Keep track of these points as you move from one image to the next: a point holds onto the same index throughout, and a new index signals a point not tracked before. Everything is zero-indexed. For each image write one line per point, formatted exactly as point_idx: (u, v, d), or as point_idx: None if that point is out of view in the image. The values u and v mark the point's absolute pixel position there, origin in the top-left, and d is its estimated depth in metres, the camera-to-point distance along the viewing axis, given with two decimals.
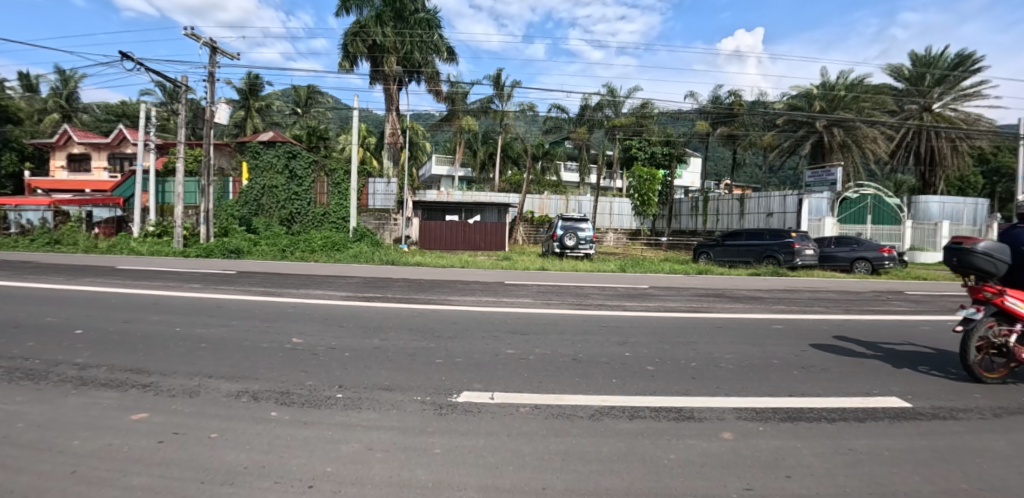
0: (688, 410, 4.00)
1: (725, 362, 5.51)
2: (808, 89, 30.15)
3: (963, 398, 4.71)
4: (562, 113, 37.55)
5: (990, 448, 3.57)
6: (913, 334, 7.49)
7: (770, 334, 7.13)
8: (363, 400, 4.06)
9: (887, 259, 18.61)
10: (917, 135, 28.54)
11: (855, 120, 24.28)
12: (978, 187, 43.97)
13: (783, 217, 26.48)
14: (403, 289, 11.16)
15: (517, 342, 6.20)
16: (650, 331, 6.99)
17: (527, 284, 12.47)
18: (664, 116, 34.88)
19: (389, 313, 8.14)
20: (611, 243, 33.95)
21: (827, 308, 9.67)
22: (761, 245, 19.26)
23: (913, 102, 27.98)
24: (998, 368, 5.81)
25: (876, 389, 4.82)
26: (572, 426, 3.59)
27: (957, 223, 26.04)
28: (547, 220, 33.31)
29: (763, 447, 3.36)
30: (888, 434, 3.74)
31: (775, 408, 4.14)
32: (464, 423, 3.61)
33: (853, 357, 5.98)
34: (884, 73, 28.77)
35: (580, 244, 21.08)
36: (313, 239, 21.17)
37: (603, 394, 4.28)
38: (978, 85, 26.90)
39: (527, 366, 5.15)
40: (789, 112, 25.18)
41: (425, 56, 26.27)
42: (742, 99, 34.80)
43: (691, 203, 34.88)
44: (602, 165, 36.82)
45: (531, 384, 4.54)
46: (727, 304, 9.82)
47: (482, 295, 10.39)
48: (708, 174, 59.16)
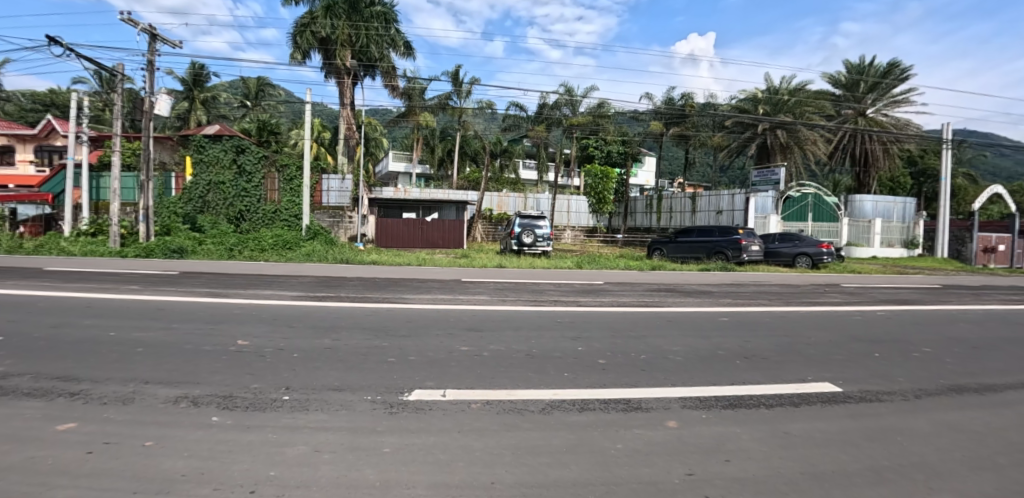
0: (637, 401, 4.12)
1: (674, 354, 5.72)
2: (753, 93, 31.49)
3: (887, 381, 5.08)
4: (520, 111, 38.52)
5: (910, 428, 3.87)
6: (845, 323, 8.01)
7: (717, 325, 7.44)
8: (312, 401, 3.97)
9: (825, 255, 19.85)
10: (853, 137, 30.30)
11: (797, 124, 25.24)
12: (906, 186, 47.49)
13: (731, 215, 27.59)
14: (357, 288, 10.92)
15: (471, 339, 6.20)
16: (604, 325, 7.15)
17: (484, 281, 12.48)
18: (620, 115, 35.69)
19: (341, 312, 7.96)
20: (569, 240, 34.53)
21: (770, 301, 10.19)
22: (711, 242, 19.99)
23: (850, 107, 29.81)
24: (920, 354, 6.27)
25: (810, 375, 5.11)
26: (523, 420, 3.63)
27: (888, 220, 27.97)
28: (505, 218, 33.33)
29: (705, 434, 3.51)
30: (821, 418, 3.99)
31: (717, 396, 4.32)
32: (416, 421, 3.58)
33: (791, 347, 6.32)
34: (823, 80, 30.54)
35: (537, 241, 21.22)
36: (263, 237, 20.41)
37: (555, 388, 4.35)
38: (907, 93, 28.97)
39: (481, 362, 5.16)
40: (738, 116, 26.14)
41: (381, 50, 25.72)
42: (694, 101, 35.90)
43: (646, 200, 35.53)
44: (560, 161, 37.24)
45: (484, 379, 4.55)
46: (677, 298, 10.18)
47: (438, 293, 10.29)
48: (662, 173, 60.97)
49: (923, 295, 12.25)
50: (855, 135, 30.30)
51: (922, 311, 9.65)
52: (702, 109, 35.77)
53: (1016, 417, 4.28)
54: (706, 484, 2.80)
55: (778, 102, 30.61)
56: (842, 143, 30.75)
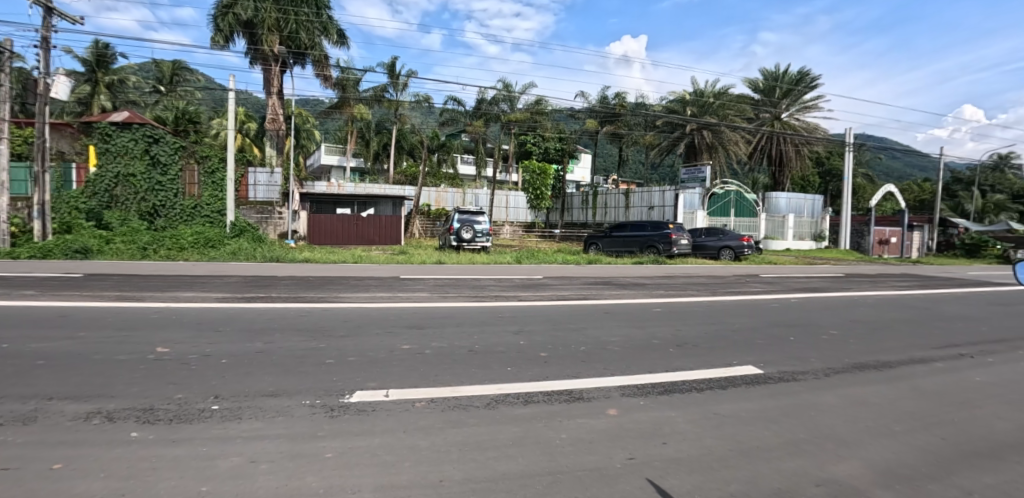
0: (579, 391, 4.24)
1: (612, 344, 5.94)
2: (682, 94, 33.19)
3: (801, 362, 5.55)
4: (459, 105, 38.27)
5: (823, 403, 4.28)
6: (764, 311, 8.66)
7: (650, 316, 7.79)
8: (244, 409, 3.75)
9: (745, 247, 21.41)
10: (770, 139, 32.65)
11: (721, 126, 26.88)
12: (814, 184, 51.98)
13: (662, 210, 28.92)
14: (289, 288, 10.40)
15: (412, 336, 6.11)
16: (544, 319, 7.27)
17: (423, 278, 12.30)
18: (557, 113, 36.32)
19: (272, 314, 7.56)
20: (507, 236, 34.75)
21: (698, 291, 10.82)
22: (643, 236, 20.84)
23: (766, 111, 32.17)
24: (828, 336, 6.91)
25: (735, 360, 5.49)
26: (469, 416, 3.64)
27: (799, 216, 30.41)
28: (443, 213, 33.02)
29: (644, 420, 3.69)
30: (746, 398, 4.31)
31: (653, 383, 4.53)
32: (358, 422, 3.50)
33: (718, 334, 6.75)
34: (744, 85, 32.60)
35: (476, 237, 21.21)
36: (182, 235, 18.97)
37: (499, 383, 4.39)
38: (816, 99, 31.61)
39: (424, 360, 5.10)
40: (668, 116, 27.41)
41: (311, 38, 24.53)
42: (626, 101, 37.15)
43: (582, 196, 36.41)
44: (498, 157, 37.39)
45: (427, 377, 4.51)
46: (613, 291, 10.56)
47: (376, 291, 10.02)
48: (598, 170, 62.81)
49: (831, 283, 13.48)
50: (772, 137, 32.68)
51: (829, 298, 10.62)
52: (634, 109, 37.12)
53: (906, 389, 4.84)
54: (645, 466, 2.94)
55: (704, 105, 32.43)
56: (761, 144, 33.09)
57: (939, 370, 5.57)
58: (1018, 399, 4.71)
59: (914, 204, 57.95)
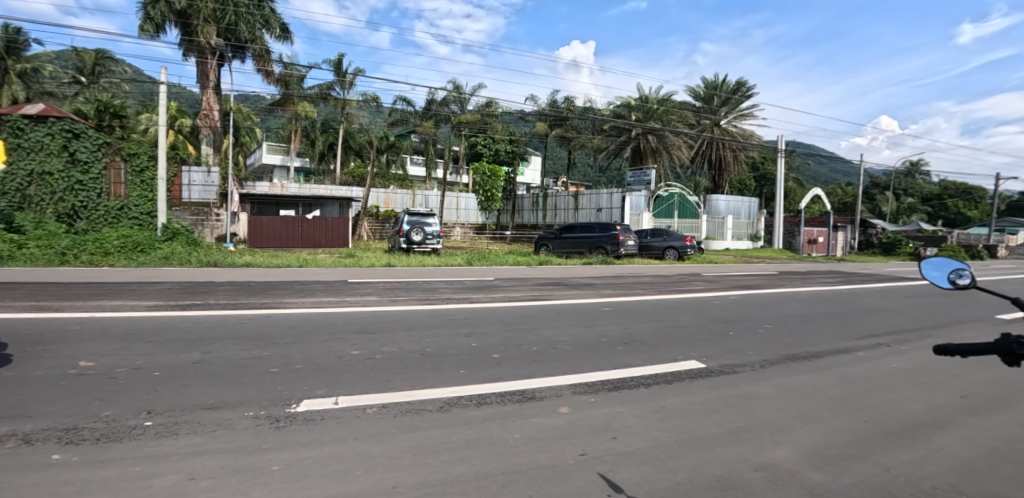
0: (531, 390, 4.30)
1: (562, 343, 6.05)
2: (627, 100, 34.21)
3: (740, 355, 5.88)
4: (408, 105, 37.77)
5: (759, 393, 4.55)
6: (706, 308, 9.08)
7: (600, 315, 7.99)
8: (182, 424, 3.54)
9: (688, 247, 22.31)
10: (709, 144, 34.36)
11: (665, 131, 27.99)
12: (750, 188, 55.06)
13: (610, 212, 29.69)
14: (229, 294, 9.87)
15: (362, 341, 5.97)
16: (496, 320, 7.31)
17: (372, 281, 12.03)
18: (507, 115, 36.56)
19: (211, 321, 7.16)
20: (458, 238, 34.56)
21: (644, 290, 11.20)
22: (592, 237, 21.34)
23: (706, 118, 33.85)
24: (763, 330, 7.34)
25: (680, 355, 5.74)
26: (422, 420, 3.61)
27: (737, 217, 32.08)
28: (392, 215, 32.39)
29: (594, 416, 3.79)
30: (689, 391, 4.51)
31: (602, 380, 4.66)
32: (306, 432, 3.39)
33: (664, 331, 7.02)
34: (685, 93, 34.07)
35: (426, 239, 20.96)
36: (107, 238, 17.66)
37: (452, 385, 4.38)
38: (751, 107, 33.51)
39: (374, 365, 5.00)
40: (616, 120, 28.21)
41: (253, 30, 23.42)
42: (574, 105, 37.94)
43: (532, 198, 36.69)
44: (449, 158, 37.15)
45: (378, 382, 4.44)
46: (564, 291, 10.75)
47: (323, 296, 9.71)
48: (547, 172, 63.74)
49: (766, 281, 14.31)
50: (711, 143, 34.38)
51: (764, 294, 11.28)
52: (581, 113, 37.93)
53: (832, 377, 5.24)
54: (597, 461, 3.03)
55: (649, 110, 33.60)
56: (701, 149, 34.72)
57: (861, 358, 6.07)
58: (927, 382, 5.21)
59: (838, 206, 62.59)
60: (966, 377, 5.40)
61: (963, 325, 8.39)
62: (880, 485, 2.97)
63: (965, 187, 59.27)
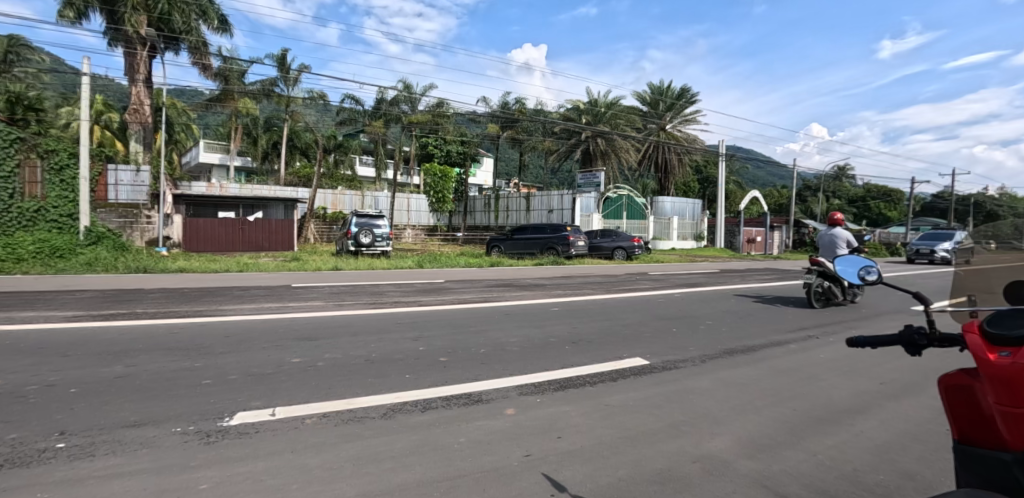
0: (478, 393, 4.28)
1: (512, 345, 6.07)
2: (577, 103, 34.86)
3: (682, 351, 6.10)
4: (357, 104, 36.82)
5: (699, 387, 4.74)
6: (651, 306, 9.37)
7: (549, 315, 8.08)
8: (99, 444, 3.28)
9: (636, 248, 22.97)
10: (656, 148, 35.54)
11: (613, 134, 28.72)
12: (694, 190, 57.45)
13: (561, 213, 30.16)
14: (161, 301, 9.26)
15: (303, 349, 5.74)
16: (446, 323, 7.23)
17: (318, 285, 11.62)
18: (459, 116, 36.39)
19: (138, 331, 6.68)
20: (410, 239, 34.04)
21: (593, 290, 11.42)
22: (543, 238, 21.57)
23: (652, 122, 34.97)
24: (703, 326, 7.65)
25: (625, 353, 5.88)
26: (364, 428, 3.50)
27: (682, 218, 33.37)
28: (341, 217, 31.46)
29: (541, 416, 3.82)
30: (633, 388, 4.62)
31: (549, 380, 4.70)
32: (239, 447, 3.21)
33: (610, 329, 7.18)
34: (633, 98, 35.04)
35: (376, 241, 20.45)
36: (20, 242, 16.22)
37: (397, 391, 4.28)
38: (694, 113, 35.00)
39: (316, 373, 4.81)
40: (567, 123, 28.65)
41: (188, 21, 22.11)
42: (525, 107, 38.23)
43: (484, 200, 36.65)
44: (399, 159, 36.47)
45: (320, 391, 4.28)
46: (514, 292, 10.80)
47: (264, 302, 9.28)
48: (500, 174, 63.95)
49: (708, 279, 14.96)
50: (658, 146, 35.58)
51: (705, 292, 11.77)
52: (532, 115, 38.26)
53: (766, 369, 5.53)
54: (541, 461, 3.05)
55: (598, 114, 34.40)
56: (649, 152, 35.85)
57: (792, 350, 6.44)
58: (850, 371, 5.60)
59: (775, 208, 66.36)
60: (884, 365, 5.85)
61: (881, 317, 9.08)
62: (807, 470, 3.16)
63: (885, 190, 64.41)
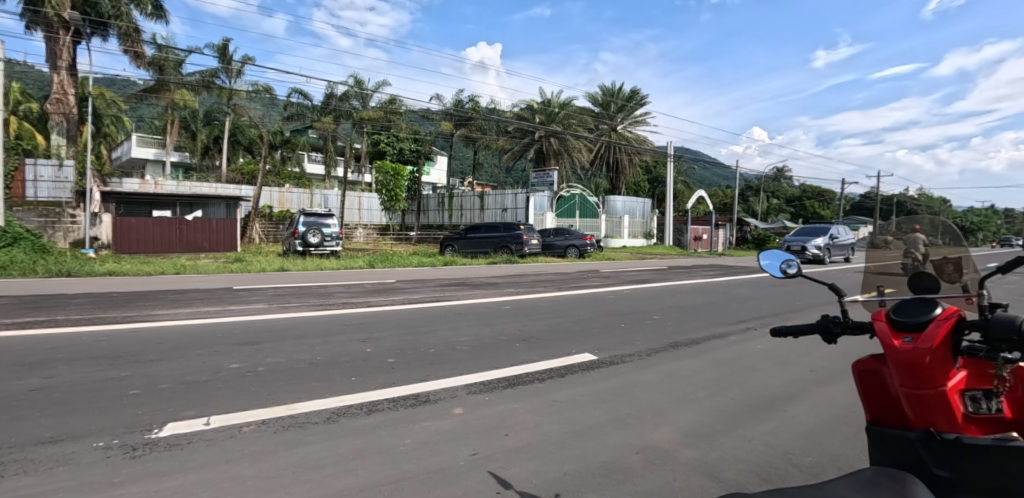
0: (426, 394, 4.24)
1: (462, 344, 6.05)
2: (530, 103, 35.21)
3: (628, 345, 6.28)
4: (305, 99, 35.62)
5: (643, 380, 4.90)
6: (600, 303, 9.58)
7: (501, 314, 8.11)
8: (7, 464, 3.00)
9: (588, 246, 23.44)
10: (608, 148, 36.39)
11: (566, 134, 29.19)
12: (644, 189, 59.20)
13: (515, 212, 30.32)
14: (85, 307, 8.60)
15: (243, 354, 5.48)
16: (396, 324, 7.12)
17: (261, 288, 11.14)
18: (412, 113, 35.91)
19: (55, 340, 6.17)
20: (361, 239, 33.26)
21: (544, 288, 11.54)
22: (497, 237, 21.60)
23: (604, 123, 35.77)
24: (649, 321, 7.90)
25: (574, 349, 5.99)
26: (306, 434, 3.39)
27: (633, 217, 34.30)
28: (287, 216, 30.35)
29: (488, 414, 3.83)
30: (580, 383, 4.71)
31: (498, 378, 4.72)
32: (170, 460, 3.03)
33: (561, 326, 7.28)
34: (586, 99, 35.70)
35: (324, 241, 19.82)
36: None
37: (342, 394, 4.18)
38: (644, 115, 35.99)
39: (256, 379, 4.62)
40: (521, 122, 28.87)
41: (117, 4, 20.64)
42: (479, 105, 38.15)
43: (438, 198, 36.29)
44: (350, 156, 35.51)
45: (260, 398, 4.11)
46: (467, 291, 10.76)
47: (202, 305, 8.80)
48: (454, 172, 63.57)
49: (656, 275, 15.44)
50: (609, 147, 36.44)
51: (652, 288, 12.16)
52: (486, 114, 38.27)
53: (707, 361, 5.77)
54: (487, 460, 3.06)
55: (551, 114, 34.85)
56: (601, 152, 36.64)
57: (731, 342, 6.76)
58: (783, 360, 5.94)
59: (719, 207, 69.38)
60: (813, 354, 6.23)
61: (812, 309, 9.68)
62: (741, 454, 3.33)
63: (818, 190, 68.69)
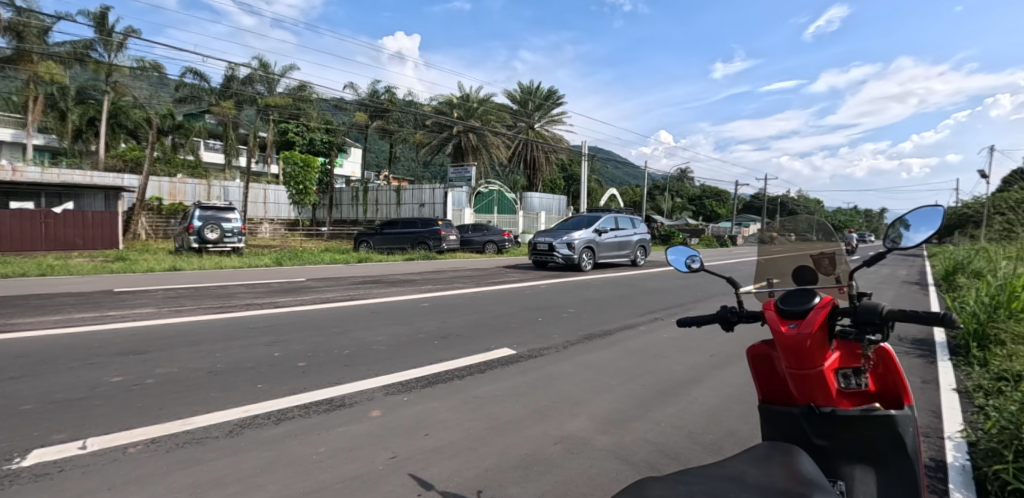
0: (340, 398, 4.05)
1: (379, 344, 5.85)
2: (448, 98, 34.92)
3: (546, 339, 6.43)
4: (201, 80, 32.58)
5: (560, 372, 5.05)
6: (518, 298, 9.72)
7: (419, 312, 7.95)
8: None
9: (506, 241, 23.66)
10: (525, 146, 36.99)
11: (484, 130, 29.24)
12: (560, 186, 61.00)
13: (433, 207, 29.91)
14: None
15: (127, 365, 4.89)
16: (306, 325, 6.72)
17: (149, 289, 10.00)
18: (323, 101, 34.15)
19: None
20: (266, 235, 31.07)
21: (463, 284, 11.49)
22: (414, 233, 21.16)
23: (521, 120, 36.32)
24: (565, 315, 8.16)
25: (493, 344, 6.02)
26: (205, 451, 3.10)
27: (549, 213, 35.21)
28: (180, 209, 27.74)
29: (407, 415, 3.74)
30: (500, 378, 4.75)
31: (417, 378, 4.63)
32: (35, 492, 2.63)
33: (480, 322, 7.29)
34: (504, 96, 36.02)
35: (224, 237, 18.26)
36: None
37: (247, 404, 3.87)
38: (560, 114, 36.95)
39: (144, 392, 4.15)
40: (437, 116, 28.20)
41: None
42: (396, 97, 37.16)
43: (351, 192, 34.78)
44: (253, 144, 33.00)
45: (149, 414, 3.69)
46: (383, 289, 10.42)
47: (73, 311, 7.72)
48: (369, 165, 61.40)
49: (571, 270, 15.98)
50: (527, 144, 37.08)
51: (568, 282, 12.55)
52: (403, 106, 37.38)
53: (620, 350, 6.07)
54: (407, 462, 2.98)
55: (469, 109, 34.79)
56: (518, 149, 37.14)
57: (640, 332, 7.16)
58: (686, 347, 6.40)
59: (629, 205, 73.25)
60: (713, 340, 6.77)
61: (710, 299, 10.53)
62: (651, 437, 3.54)
63: (715, 190, 74.80)
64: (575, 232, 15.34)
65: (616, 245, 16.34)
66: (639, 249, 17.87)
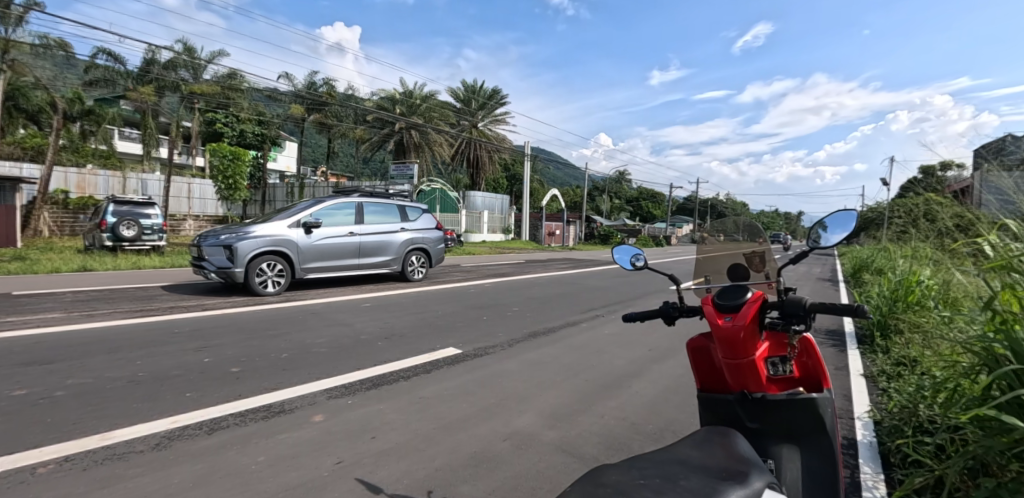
0: (280, 404, 3.88)
1: (319, 347, 5.64)
2: (391, 93, 34.15)
3: (491, 338, 6.46)
4: (115, 62, 29.95)
5: (506, 370, 5.09)
6: (462, 297, 9.69)
7: (360, 312, 7.74)
8: None
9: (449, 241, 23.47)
10: (468, 144, 36.87)
11: (426, 128, 28.82)
12: (502, 185, 61.34)
13: None
14: None
15: (30, 377, 4.41)
16: (239, 329, 6.35)
17: (53, 292, 9.05)
18: (255, 92, 32.40)
19: None
20: (191, 232, 29.06)
21: (406, 283, 11.29)
22: None
23: (464, 119, 36.16)
24: (509, 313, 8.22)
25: (438, 344, 5.97)
26: (130, 467, 2.87)
27: (492, 212, 35.32)
28: (90, 202, 25.34)
29: (351, 419, 3.64)
30: (446, 378, 4.73)
31: (361, 380, 4.51)
32: None
33: (424, 322, 7.19)
34: (447, 94, 35.73)
35: (142, 234, 16.88)
36: None
37: (175, 415, 3.62)
38: (503, 114, 37.13)
39: (53, 407, 3.76)
40: (379, 111, 25.54)
41: None
42: (334, 90, 35.93)
43: (286, 189, 33.21)
44: (175, 134, 30.75)
45: (60, 430, 3.35)
46: (321, 289, 10.04)
47: None
48: (305, 159, 58.91)
49: (514, 268, 16.10)
50: (470, 143, 36.98)
51: (511, 281, 12.67)
52: (342, 100, 36.17)
53: (563, 347, 6.21)
54: (354, 467, 2.91)
55: (412, 105, 34.23)
56: (461, 148, 36.96)
57: (582, 329, 7.35)
58: (625, 342, 6.65)
59: (570, 206, 74.89)
60: (651, 335, 7.07)
61: (647, 296, 10.98)
62: (595, 430, 3.66)
63: (651, 193, 77.89)
64: (253, 227, 9.07)
65: (355, 246, 10.20)
66: (425, 252, 11.77)
